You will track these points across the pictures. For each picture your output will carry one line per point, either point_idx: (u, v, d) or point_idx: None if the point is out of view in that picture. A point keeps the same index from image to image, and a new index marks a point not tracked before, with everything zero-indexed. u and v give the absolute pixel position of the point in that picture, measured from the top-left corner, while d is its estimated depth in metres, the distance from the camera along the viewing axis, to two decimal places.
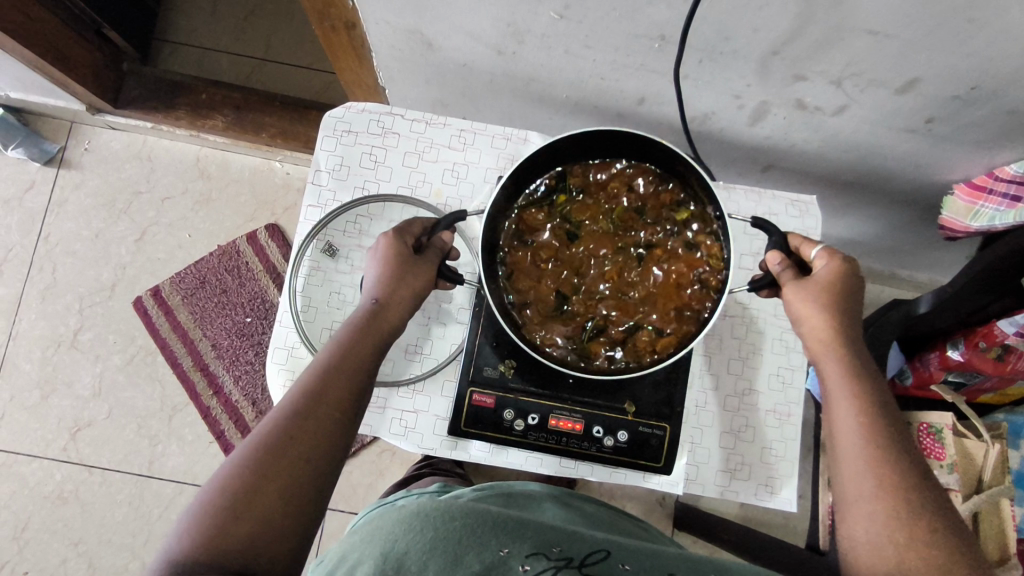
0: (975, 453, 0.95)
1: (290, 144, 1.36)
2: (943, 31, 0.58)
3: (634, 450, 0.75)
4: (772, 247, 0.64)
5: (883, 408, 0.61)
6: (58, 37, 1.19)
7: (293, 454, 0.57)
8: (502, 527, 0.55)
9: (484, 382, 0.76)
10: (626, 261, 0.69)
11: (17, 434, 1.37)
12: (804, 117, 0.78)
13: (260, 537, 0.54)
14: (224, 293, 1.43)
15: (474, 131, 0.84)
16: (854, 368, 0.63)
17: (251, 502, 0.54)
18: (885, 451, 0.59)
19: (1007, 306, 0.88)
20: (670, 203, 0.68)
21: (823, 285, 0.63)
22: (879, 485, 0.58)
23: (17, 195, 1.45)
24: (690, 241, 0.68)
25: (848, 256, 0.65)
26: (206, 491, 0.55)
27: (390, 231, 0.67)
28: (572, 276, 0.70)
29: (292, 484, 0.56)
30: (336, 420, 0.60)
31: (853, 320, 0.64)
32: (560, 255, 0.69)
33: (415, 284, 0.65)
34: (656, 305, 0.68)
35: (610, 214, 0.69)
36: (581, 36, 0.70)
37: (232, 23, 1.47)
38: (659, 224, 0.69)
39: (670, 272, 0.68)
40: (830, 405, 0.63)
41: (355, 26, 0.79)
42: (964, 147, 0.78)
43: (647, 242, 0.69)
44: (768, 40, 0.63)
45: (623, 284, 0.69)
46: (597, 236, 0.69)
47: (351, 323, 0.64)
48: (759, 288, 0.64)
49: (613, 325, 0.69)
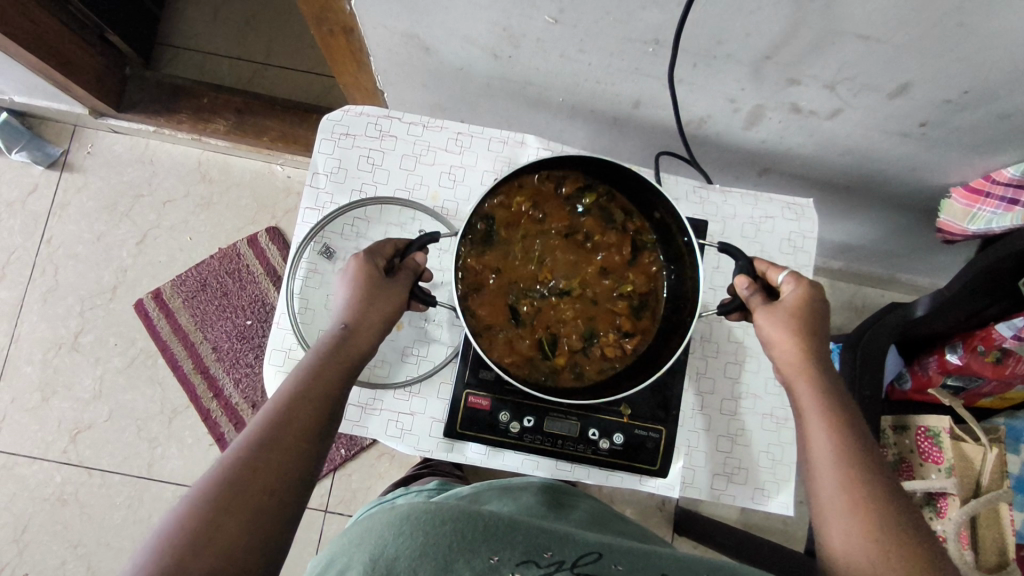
0: (974, 458, 0.93)
1: (290, 148, 1.37)
2: (934, 35, 0.58)
3: (629, 453, 0.75)
4: (740, 271, 0.66)
5: (856, 428, 0.61)
6: (61, 43, 1.20)
7: (261, 480, 0.55)
8: (492, 534, 0.55)
9: (479, 384, 0.76)
10: (565, 266, 0.73)
11: (18, 436, 1.38)
12: (799, 121, 0.78)
13: (225, 567, 0.51)
14: (225, 296, 1.44)
15: (471, 134, 0.84)
16: (829, 393, 0.62)
17: (215, 531, 0.52)
18: (860, 473, 0.59)
19: (1006, 309, 0.87)
20: (574, 195, 0.73)
21: (792, 309, 0.64)
22: (854, 505, 0.57)
23: (20, 199, 1.46)
24: (603, 220, 0.73)
25: (816, 281, 0.65)
26: (164, 523, 0.52)
27: (361, 253, 0.68)
28: (529, 299, 0.72)
29: (257, 512, 0.54)
30: (304, 447, 0.59)
31: (823, 344, 0.64)
32: (509, 282, 0.72)
33: (386, 307, 0.66)
34: (602, 304, 0.73)
35: (532, 223, 0.72)
36: (576, 40, 0.70)
37: (233, 27, 1.48)
38: (574, 216, 0.73)
39: (605, 257, 0.73)
40: (805, 427, 0.62)
41: (352, 31, 0.79)
42: (959, 151, 0.78)
43: (573, 247, 0.73)
44: (761, 44, 0.64)
45: (573, 286, 0.73)
46: (530, 250, 0.72)
47: (317, 350, 0.63)
48: (728, 311, 0.66)
49: (581, 328, 0.73)
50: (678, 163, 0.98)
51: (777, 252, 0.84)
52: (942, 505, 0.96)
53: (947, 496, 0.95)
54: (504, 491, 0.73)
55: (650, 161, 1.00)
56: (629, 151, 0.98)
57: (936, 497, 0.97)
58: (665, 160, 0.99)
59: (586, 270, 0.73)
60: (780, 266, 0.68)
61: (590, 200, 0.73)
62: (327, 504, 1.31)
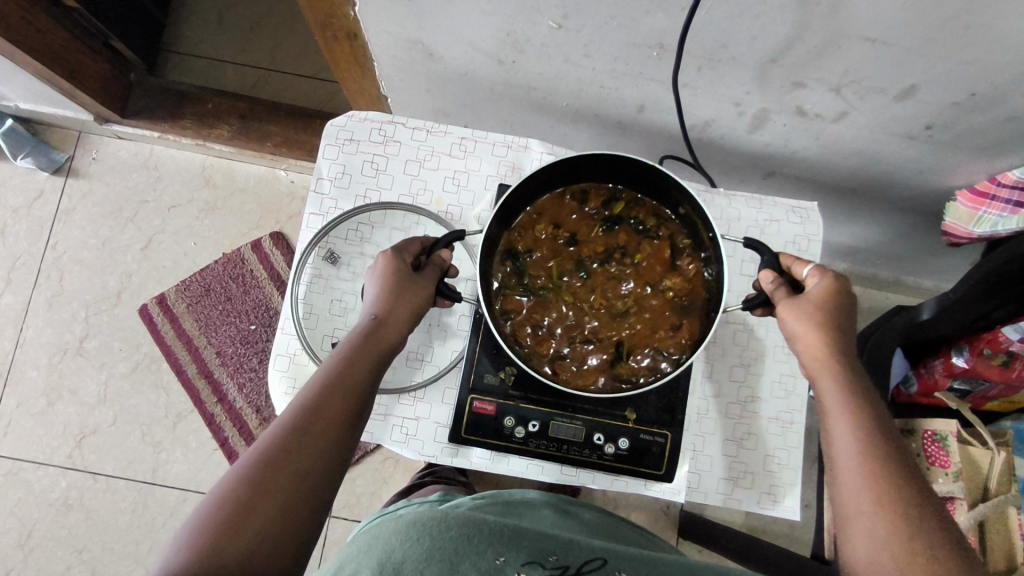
0: (981, 462, 0.95)
1: (293, 153, 1.37)
2: (941, 37, 0.58)
3: (634, 458, 0.75)
4: (764, 266, 0.66)
5: (881, 422, 0.60)
6: (67, 50, 1.21)
7: (293, 467, 0.55)
8: (498, 536, 0.56)
9: (485, 389, 0.75)
10: (603, 278, 0.72)
11: (23, 441, 1.38)
12: (804, 124, 0.78)
13: (257, 553, 0.51)
14: (229, 301, 1.44)
15: (475, 139, 0.84)
16: (850, 385, 0.62)
17: (248, 515, 0.52)
18: (884, 464, 0.58)
19: (1012, 313, 0.87)
20: (599, 203, 0.72)
21: (816, 302, 0.64)
22: (881, 498, 0.56)
23: (25, 205, 1.47)
24: (636, 226, 0.72)
25: (840, 274, 0.65)
26: (200, 505, 0.53)
27: (389, 248, 0.68)
28: (573, 316, 0.72)
29: (290, 497, 0.54)
30: (337, 433, 0.59)
31: (848, 339, 0.64)
32: (556, 299, 0.72)
33: (414, 299, 0.65)
34: (652, 306, 0.71)
35: (562, 241, 0.72)
36: (580, 45, 0.70)
37: (237, 34, 1.49)
38: (606, 227, 0.72)
39: (646, 260, 0.71)
40: (829, 421, 0.62)
41: (356, 37, 0.80)
42: (965, 154, 0.78)
43: (610, 255, 0.72)
44: (766, 48, 0.64)
45: (616, 295, 0.71)
46: (565, 269, 0.72)
47: (349, 339, 0.63)
48: (753, 306, 0.65)
49: (631, 335, 0.71)
50: (682, 166, 0.98)
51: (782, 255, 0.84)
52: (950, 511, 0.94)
53: (956, 500, 0.93)
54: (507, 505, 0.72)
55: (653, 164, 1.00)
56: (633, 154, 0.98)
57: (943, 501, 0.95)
58: (668, 164, 0.99)
59: (629, 278, 0.72)
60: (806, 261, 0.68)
61: (617, 208, 0.72)
62: (331, 509, 1.31)
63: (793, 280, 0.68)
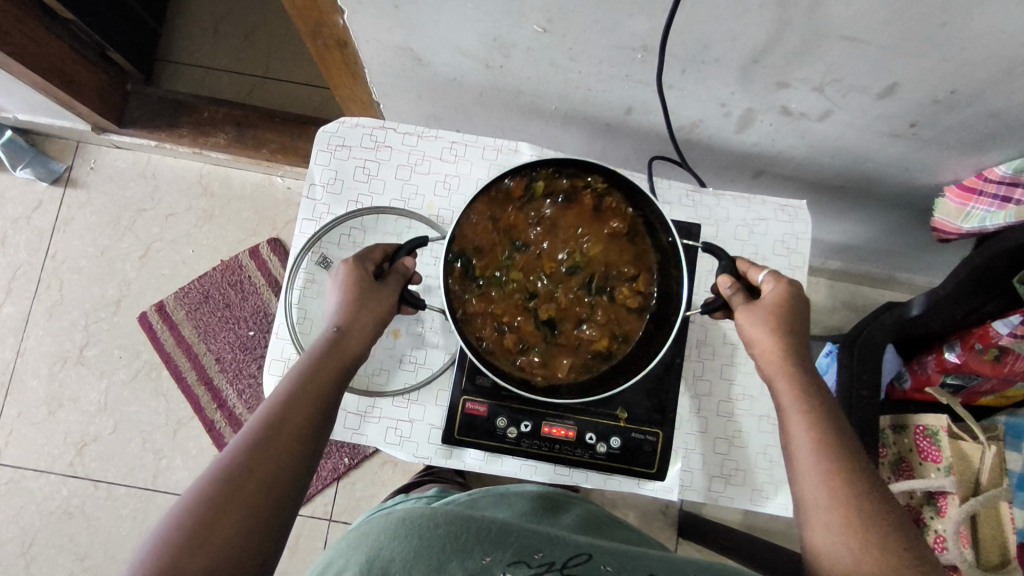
0: (972, 456, 0.93)
1: (290, 160, 1.38)
2: (919, 35, 0.59)
3: (626, 456, 0.75)
4: (722, 271, 0.68)
5: (835, 422, 0.62)
6: (64, 61, 1.22)
7: (257, 477, 0.57)
8: (482, 537, 0.56)
9: (477, 391, 0.76)
10: (547, 256, 0.70)
11: (25, 450, 1.39)
12: (789, 123, 0.79)
13: (221, 564, 0.53)
14: (228, 307, 1.45)
15: (465, 143, 0.85)
16: (807, 386, 0.63)
17: (213, 528, 0.54)
18: (839, 464, 0.59)
19: (1002, 307, 0.88)
20: (524, 190, 0.69)
21: (772, 308, 0.64)
22: (833, 494, 0.58)
23: (25, 215, 1.48)
24: (560, 194, 0.70)
25: (795, 282, 0.66)
26: (166, 519, 0.55)
27: (351, 257, 0.69)
28: (532, 303, 0.70)
29: (252, 509, 0.56)
30: (300, 443, 0.61)
31: (801, 342, 0.65)
32: (517, 295, 0.70)
33: (377, 309, 0.67)
34: (606, 271, 0.71)
35: (499, 233, 0.69)
36: (566, 49, 0.71)
37: (233, 42, 1.51)
38: (532, 205, 0.70)
39: (581, 224, 0.70)
40: (784, 423, 0.63)
41: (346, 44, 0.81)
42: (950, 150, 0.79)
43: (548, 234, 0.70)
44: (747, 49, 0.64)
45: (565, 266, 0.70)
46: (511, 259, 0.70)
47: (311, 353, 0.64)
48: (712, 311, 0.67)
49: (594, 300, 0.71)
50: (671, 167, 0.99)
51: (771, 254, 0.84)
52: (942, 505, 0.95)
53: (947, 496, 0.94)
54: (500, 496, 0.74)
55: (643, 166, 1.01)
56: (623, 156, 0.99)
57: (936, 496, 0.96)
58: (658, 165, 1.00)
59: (572, 247, 0.70)
60: (760, 265, 0.69)
61: (541, 187, 0.69)
62: (331, 513, 1.32)
63: (750, 284, 0.70)
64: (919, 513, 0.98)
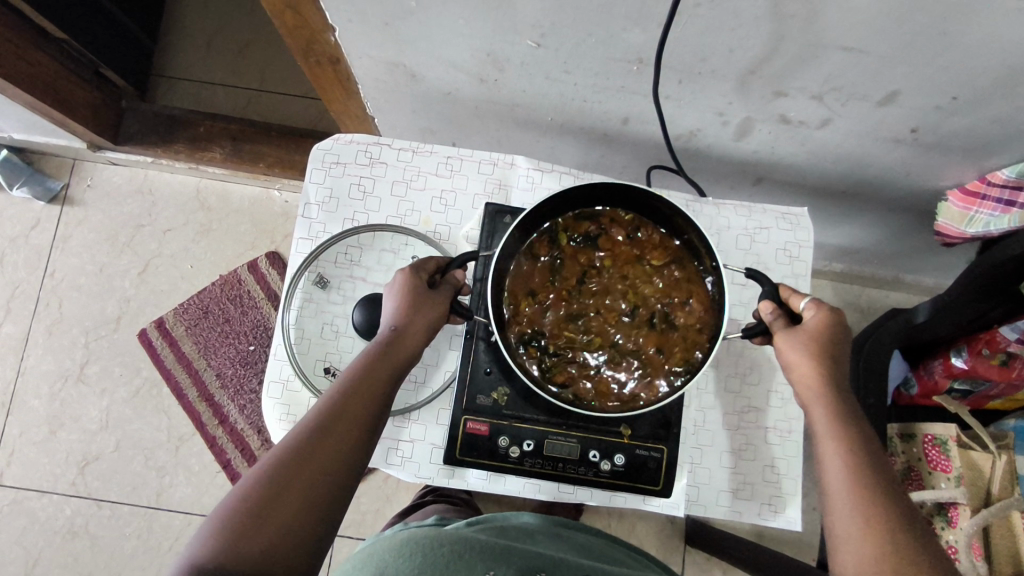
0: (982, 464, 0.92)
1: (287, 173, 1.37)
2: (919, 43, 0.57)
3: (631, 473, 0.74)
4: (765, 296, 0.66)
5: (869, 449, 0.60)
6: (57, 81, 1.21)
7: (310, 471, 0.56)
8: (489, 555, 0.55)
9: (478, 410, 0.74)
10: (597, 306, 0.71)
11: (27, 471, 1.38)
12: (788, 131, 0.78)
13: (277, 548, 0.53)
14: (227, 323, 1.44)
15: (461, 158, 0.84)
16: (840, 412, 0.62)
17: (274, 508, 0.54)
18: (870, 489, 0.58)
19: (1009, 313, 0.86)
20: (550, 248, 0.70)
21: (812, 334, 0.64)
22: (866, 521, 0.56)
23: (22, 234, 1.48)
24: (586, 237, 0.71)
25: (835, 308, 0.65)
26: (228, 500, 0.54)
27: (406, 267, 0.69)
28: (603, 349, 0.70)
29: (310, 496, 0.55)
30: (356, 439, 0.60)
31: (839, 371, 0.64)
32: (583, 345, 0.70)
33: (431, 315, 0.66)
34: (659, 296, 0.70)
35: (541, 293, 0.70)
36: (560, 62, 0.70)
37: (228, 56, 1.50)
38: (563, 258, 0.71)
39: (616, 262, 0.71)
40: (819, 449, 0.62)
41: (339, 61, 0.80)
42: (952, 155, 0.77)
43: (589, 281, 0.71)
44: (744, 60, 0.63)
45: (618, 309, 0.70)
46: (569, 318, 0.70)
47: (367, 354, 0.64)
48: (752, 336, 0.65)
49: (661, 327, 0.70)
50: (670, 175, 0.98)
51: (774, 263, 0.83)
52: (953, 516, 0.93)
53: (958, 506, 0.92)
54: (499, 530, 0.69)
55: (642, 174, 0.99)
56: (621, 165, 0.98)
57: (947, 506, 0.95)
58: (657, 173, 0.98)
59: (620, 286, 0.71)
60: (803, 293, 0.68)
61: (564, 240, 0.70)
62: None
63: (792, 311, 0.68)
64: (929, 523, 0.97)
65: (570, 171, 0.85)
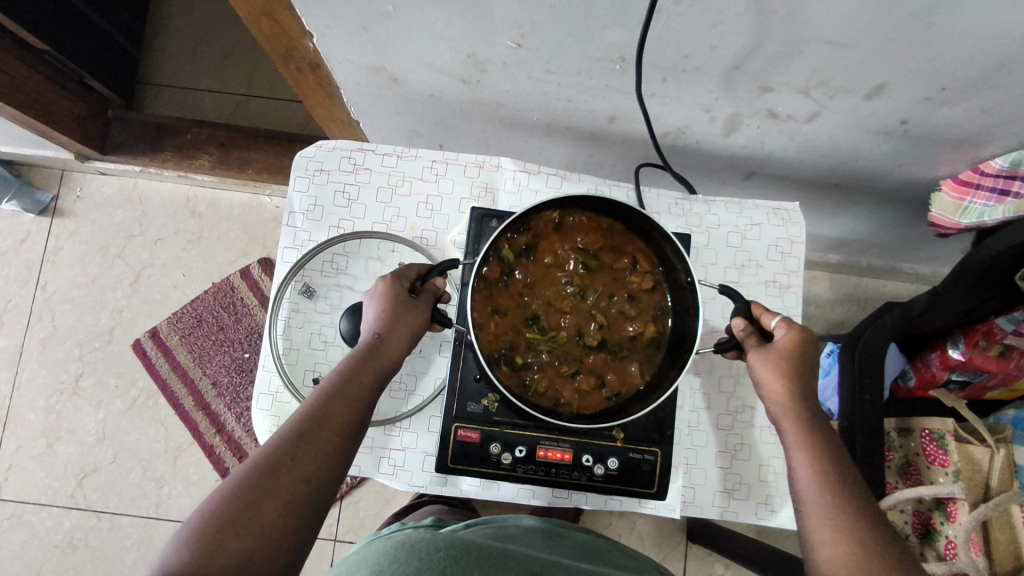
0: (980, 459, 0.92)
1: (276, 178, 1.36)
2: (903, 36, 0.56)
3: (625, 477, 0.73)
4: (736, 313, 0.66)
5: (840, 458, 0.60)
6: (42, 93, 1.20)
7: (289, 479, 0.55)
8: (486, 560, 0.54)
9: (469, 417, 0.74)
10: (560, 308, 0.71)
11: (26, 485, 1.38)
12: (777, 126, 0.77)
13: (256, 555, 0.52)
14: (221, 330, 1.43)
15: (446, 162, 0.83)
16: (812, 424, 0.62)
17: (253, 514, 0.53)
18: (843, 499, 0.58)
19: (1005, 304, 0.86)
20: (499, 268, 0.69)
21: (784, 351, 0.63)
22: (835, 526, 0.56)
23: (13, 247, 1.47)
24: (524, 247, 0.70)
25: (807, 330, 0.65)
26: (207, 504, 0.54)
27: (387, 274, 0.68)
28: (575, 351, 0.70)
29: (289, 502, 0.55)
30: (337, 445, 0.59)
31: (811, 384, 0.64)
32: (557, 350, 0.70)
33: (412, 321, 0.65)
34: (610, 285, 0.71)
35: (503, 308, 0.70)
36: (542, 62, 0.69)
37: (214, 62, 1.49)
38: (512, 269, 0.70)
39: (561, 260, 0.71)
40: (790, 459, 0.62)
41: (318, 66, 0.79)
42: (944, 145, 0.76)
43: (540, 286, 0.71)
44: (728, 56, 0.62)
45: (580, 306, 0.71)
46: (536, 327, 0.70)
47: (346, 361, 0.63)
48: (724, 352, 0.66)
49: (622, 313, 0.71)
50: (660, 172, 0.97)
51: (765, 260, 0.82)
52: (952, 511, 0.92)
53: (956, 501, 0.91)
54: (496, 531, 0.67)
55: (632, 172, 0.98)
56: (610, 163, 0.97)
57: (945, 501, 0.93)
58: (646, 171, 0.97)
59: (572, 283, 0.71)
60: (774, 312, 0.68)
61: (512, 253, 0.69)
62: (336, 532, 1.30)
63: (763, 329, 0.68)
64: (927, 518, 0.96)
65: (557, 172, 0.84)
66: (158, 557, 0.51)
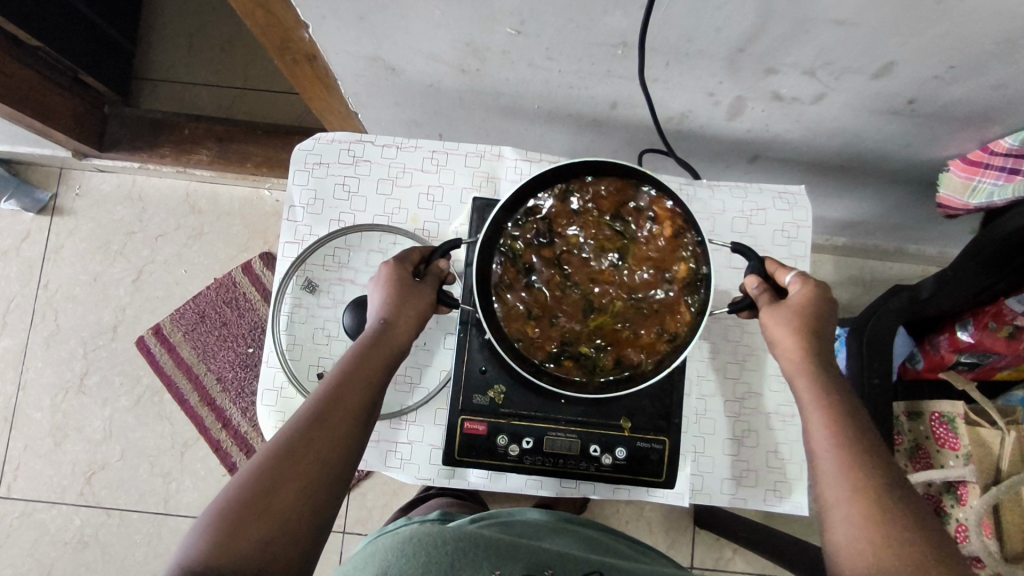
0: (991, 444, 0.91)
1: (275, 172, 1.35)
2: (912, 14, 0.55)
3: (633, 467, 0.73)
4: (750, 271, 0.66)
5: (856, 421, 0.60)
6: (37, 90, 1.19)
7: (305, 465, 0.55)
8: (494, 550, 0.54)
9: (475, 409, 0.73)
10: (591, 277, 0.67)
11: (35, 482, 1.39)
12: (782, 108, 0.75)
13: (277, 540, 0.52)
14: (224, 326, 1.43)
15: (446, 152, 0.82)
16: (828, 385, 0.61)
17: (272, 500, 0.53)
18: (860, 458, 0.57)
19: (1014, 283, 0.85)
20: (519, 267, 0.67)
21: (797, 309, 0.63)
22: (853, 487, 0.56)
23: (14, 246, 1.46)
24: (540, 234, 0.67)
25: (823, 282, 0.64)
26: (223, 494, 0.54)
27: (390, 259, 0.67)
28: (626, 323, 0.67)
29: (307, 485, 0.55)
30: (350, 428, 0.59)
31: (826, 344, 0.63)
32: (608, 326, 0.67)
33: (418, 306, 0.65)
34: (637, 249, 0.67)
35: (541, 301, 0.67)
36: (542, 49, 0.68)
37: (210, 55, 1.47)
38: (535, 259, 0.67)
39: (582, 236, 0.67)
40: (805, 419, 0.61)
41: (315, 57, 0.77)
42: (952, 124, 0.75)
43: (572, 270, 0.67)
44: (732, 38, 0.61)
45: (611, 268, 0.67)
46: (583, 311, 0.67)
47: (357, 345, 0.63)
48: (737, 311, 0.65)
49: (658, 272, 0.66)
50: (663, 158, 0.95)
51: (772, 245, 0.81)
52: (963, 494, 0.92)
53: (967, 484, 0.90)
54: (502, 524, 0.67)
55: (635, 158, 0.97)
56: (613, 150, 0.96)
57: (955, 484, 0.93)
58: (649, 157, 0.96)
59: (601, 256, 0.67)
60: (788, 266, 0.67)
61: (522, 246, 0.67)
62: (344, 525, 1.30)
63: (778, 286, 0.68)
64: (938, 502, 0.95)
65: (559, 160, 0.83)
66: (179, 549, 0.51)
